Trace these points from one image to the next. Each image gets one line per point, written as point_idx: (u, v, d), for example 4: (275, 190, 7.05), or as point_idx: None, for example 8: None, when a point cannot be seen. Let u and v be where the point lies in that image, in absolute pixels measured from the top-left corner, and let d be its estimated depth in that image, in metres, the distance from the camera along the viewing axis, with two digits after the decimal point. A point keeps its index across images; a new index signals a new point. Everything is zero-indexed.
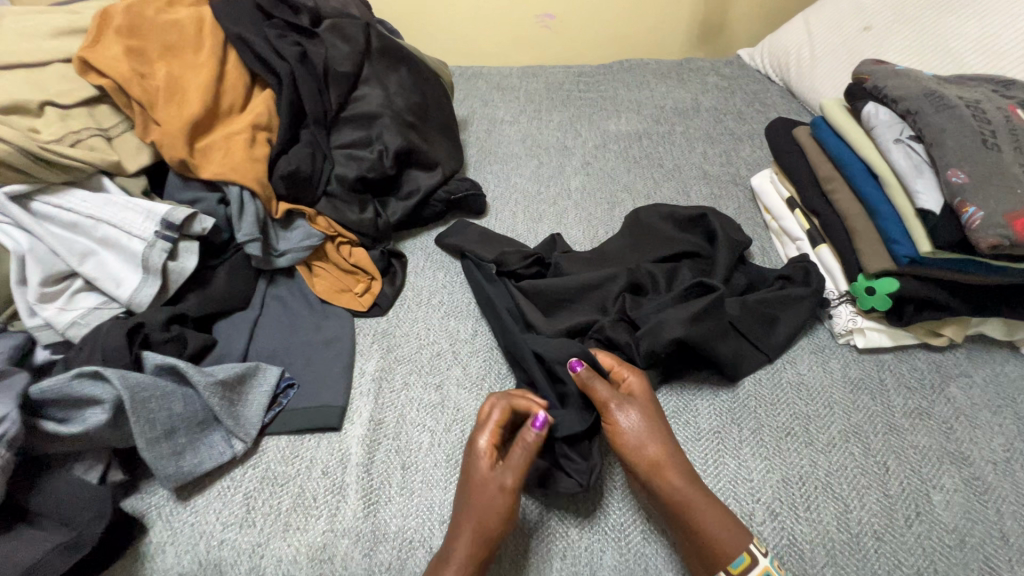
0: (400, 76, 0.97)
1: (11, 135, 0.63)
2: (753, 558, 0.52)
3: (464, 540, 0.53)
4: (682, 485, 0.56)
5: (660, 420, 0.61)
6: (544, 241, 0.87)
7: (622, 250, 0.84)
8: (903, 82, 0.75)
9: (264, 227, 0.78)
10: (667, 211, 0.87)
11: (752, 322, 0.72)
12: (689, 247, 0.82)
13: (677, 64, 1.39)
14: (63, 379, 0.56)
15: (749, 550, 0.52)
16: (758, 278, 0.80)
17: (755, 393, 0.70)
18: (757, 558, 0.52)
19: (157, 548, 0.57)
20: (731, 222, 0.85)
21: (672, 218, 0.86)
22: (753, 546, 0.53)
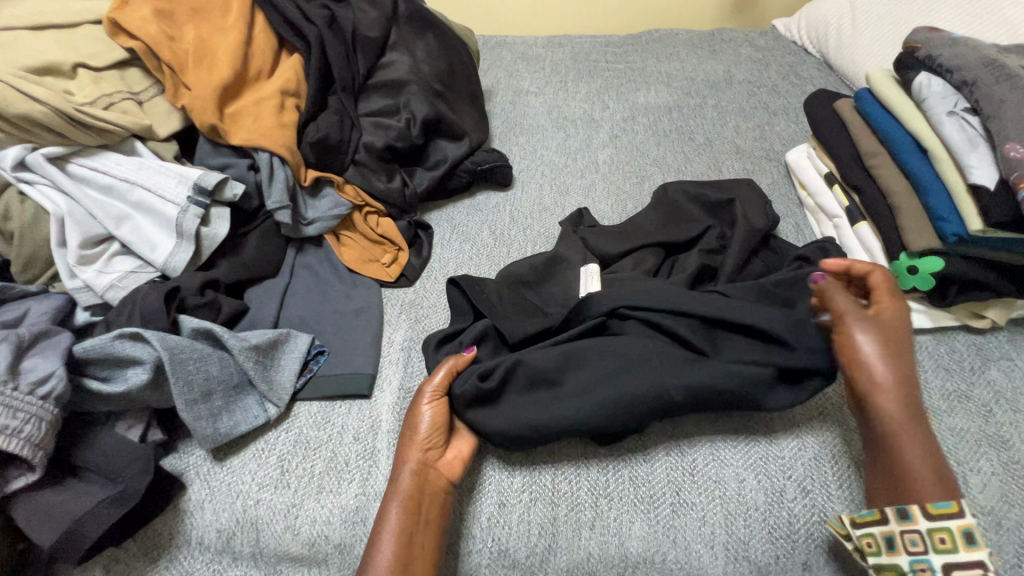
0: (428, 42, 0.95)
1: (46, 97, 0.64)
2: (961, 507, 0.49)
3: (408, 462, 0.59)
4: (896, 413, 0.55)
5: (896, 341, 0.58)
6: (568, 218, 0.85)
7: (645, 222, 0.82)
8: (960, 51, 0.71)
9: (293, 195, 0.78)
10: (695, 186, 0.84)
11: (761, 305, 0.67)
12: (713, 228, 0.78)
13: (709, 34, 1.34)
14: (104, 339, 0.58)
15: (955, 499, 0.50)
16: (776, 262, 0.77)
17: None
18: (964, 511, 0.49)
19: (197, 505, 0.59)
20: (759, 203, 0.81)
21: (699, 193, 0.82)
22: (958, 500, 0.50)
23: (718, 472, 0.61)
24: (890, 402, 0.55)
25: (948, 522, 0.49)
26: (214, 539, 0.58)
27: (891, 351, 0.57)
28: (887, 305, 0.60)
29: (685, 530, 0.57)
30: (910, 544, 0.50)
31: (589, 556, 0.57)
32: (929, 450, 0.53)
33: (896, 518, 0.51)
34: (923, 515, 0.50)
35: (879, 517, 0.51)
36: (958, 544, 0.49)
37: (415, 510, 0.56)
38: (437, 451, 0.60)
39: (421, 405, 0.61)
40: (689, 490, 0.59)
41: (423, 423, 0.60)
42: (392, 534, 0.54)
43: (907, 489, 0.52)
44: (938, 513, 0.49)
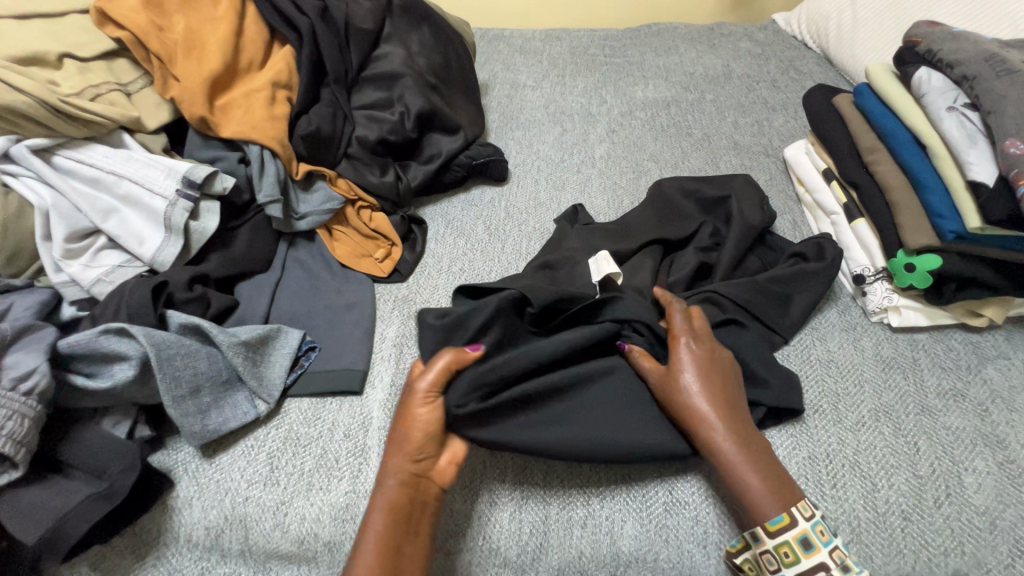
0: (423, 34, 0.93)
1: (30, 87, 0.62)
2: (792, 520, 0.51)
3: (394, 470, 0.54)
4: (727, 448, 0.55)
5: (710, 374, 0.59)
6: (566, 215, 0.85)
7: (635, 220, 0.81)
8: (960, 45, 0.70)
9: (285, 188, 0.77)
10: (690, 183, 0.83)
11: (765, 303, 0.69)
12: (707, 227, 0.78)
13: (708, 28, 1.33)
14: (90, 335, 0.57)
15: (787, 511, 0.52)
16: (770, 260, 0.77)
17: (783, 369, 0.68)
18: (796, 522, 0.51)
19: (185, 502, 0.59)
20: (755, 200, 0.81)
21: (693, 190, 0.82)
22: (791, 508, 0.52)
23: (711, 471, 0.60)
24: (715, 438, 0.55)
25: (786, 536, 0.51)
26: (202, 537, 0.58)
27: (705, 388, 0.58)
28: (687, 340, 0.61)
29: (677, 529, 0.57)
30: (768, 562, 0.52)
31: (581, 555, 0.56)
32: (765, 473, 0.54)
33: (751, 541, 0.52)
34: (765, 533, 0.52)
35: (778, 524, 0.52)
36: (799, 554, 0.51)
37: (404, 518, 0.53)
38: (429, 451, 0.55)
39: (414, 405, 0.56)
40: (682, 489, 0.59)
41: (415, 424, 0.55)
42: (378, 549, 0.51)
43: (745, 501, 0.53)
44: (773, 530, 0.51)
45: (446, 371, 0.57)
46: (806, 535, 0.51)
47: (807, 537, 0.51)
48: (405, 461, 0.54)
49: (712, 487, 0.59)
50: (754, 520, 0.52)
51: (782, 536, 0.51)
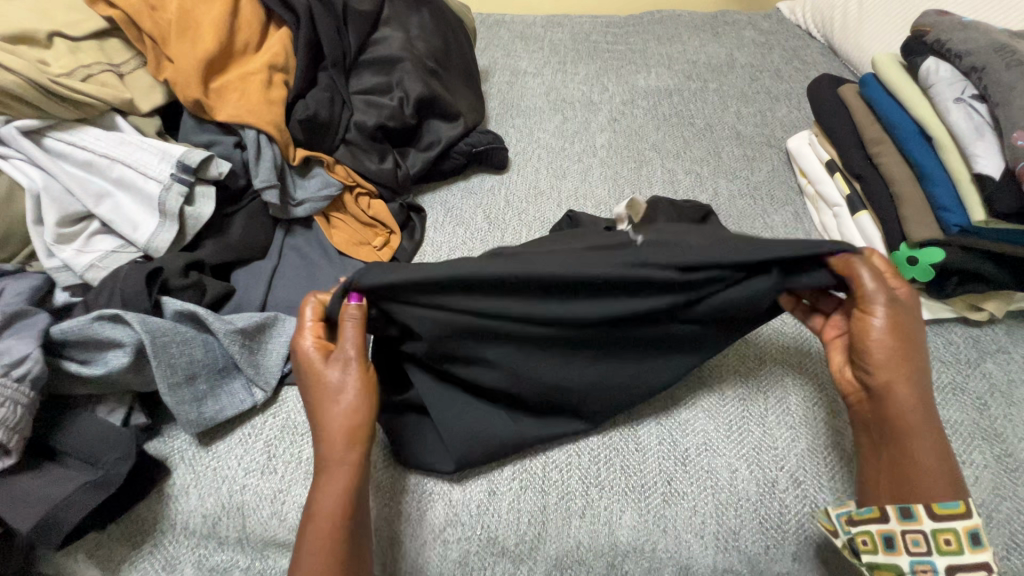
0: (423, 18, 0.91)
1: (20, 67, 0.61)
2: (967, 509, 0.48)
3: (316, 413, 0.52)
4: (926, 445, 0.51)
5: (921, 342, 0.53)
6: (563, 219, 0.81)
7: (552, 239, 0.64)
8: (970, 35, 0.70)
9: (281, 174, 0.76)
10: (686, 204, 0.77)
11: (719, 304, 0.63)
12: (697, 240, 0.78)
13: (712, 16, 1.31)
14: (84, 321, 0.56)
15: (962, 500, 0.48)
16: None
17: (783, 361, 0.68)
18: (971, 512, 0.48)
19: (182, 490, 0.58)
20: None
21: (682, 214, 0.76)
22: (966, 499, 0.49)
23: (710, 462, 0.60)
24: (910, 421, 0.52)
25: (955, 523, 0.48)
26: (199, 524, 0.58)
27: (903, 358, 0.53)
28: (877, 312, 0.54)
29: (676, 519, 0.57)
30: (912, 544, 0.49)
31: (579, 544, 0.56)
32: (941, 452, 0.51)
33: (900, 519, 0.49)
34: (928, 514, 0.48)
35: (964, 511, 0.48)
36: (963, 546, 0.48)
37: (354, 488, 0.51)
38: (360, 413, 0.52)
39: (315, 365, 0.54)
40: (681, 481, 0.59)
41: (337, 398, 0.53)
42: (331, 529, 0.49)
43: (913, 484, 0.50)
44: (943, 513, 0.48)
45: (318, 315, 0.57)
46: (977, 531, 0.48)
47: (976, 532, 0.48)
48: (342, 431, 0.52)
49: (712, 478, 0.59)
50: (916, 498, 0.49)
51: (867, 527, 0.50)
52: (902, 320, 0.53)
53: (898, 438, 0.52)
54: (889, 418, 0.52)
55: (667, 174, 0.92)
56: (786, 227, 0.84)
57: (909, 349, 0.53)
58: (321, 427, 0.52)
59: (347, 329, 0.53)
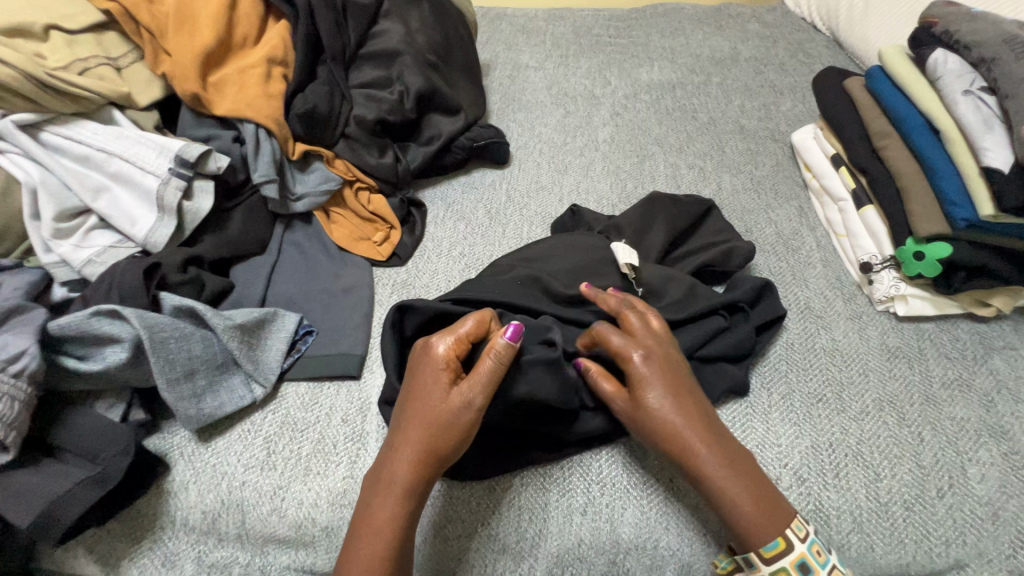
0: (423, 10, 0.90)
1: (16, 60, 0.60)
2: (789, 544, 0.49)
3: (410, 437, 0.50)
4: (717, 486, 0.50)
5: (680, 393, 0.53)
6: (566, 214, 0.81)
7: (552, 250, 0.71)
8: (979, 26, 0.68)
9: (281, 168, 0.75)
10: (683, 201, 0.77)
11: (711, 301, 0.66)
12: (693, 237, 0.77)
13: (715, 9, 1.29)
14: (81, 316, 0.56)
15: (783, 535, 0.49)
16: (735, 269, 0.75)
17: (787, 357, 0.67)
18: (793, 546, 0.49)
19: (181, 486, 0.58)
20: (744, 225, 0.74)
21: (679, 212, 0.76)
22: (787, 532, 0.49)
23: None
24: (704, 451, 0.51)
25: (784, 561, 0.48)
26: (199, 520, 0.58)
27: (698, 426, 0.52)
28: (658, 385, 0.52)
29: (678, 517, 0.56)
30: None
31: (581, 541, 0.56)
32: (749, 483, 0.50)
33: (745, 566, 0.50)
34: (759, 559, 0.49)
35: (786, 547, 0.49)
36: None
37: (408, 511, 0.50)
38: (447, 443, 0.50)
39: (428, 377, 0.52)
40: (683, 478, 0.58)
41: (430, 415, 0.51)
42: (378, 549, 0.48)
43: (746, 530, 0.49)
44: (772, 557, 0.48)
45: (475, 330, 0.54)
46: (803, 560, 0.49)
47: (803, 561, 0.49)
48: (418, 455, 0.50)
49: None
50: (748, 546, 0.49)
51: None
52: (669, 360, 0.54)
53: (690, 481, 0.52)
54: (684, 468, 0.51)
55: (670, 168, 0.91)
56: (790, 222, 0.83)
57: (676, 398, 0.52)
58: (403, 440, 0.51)
59: (486, 362, 0.50)
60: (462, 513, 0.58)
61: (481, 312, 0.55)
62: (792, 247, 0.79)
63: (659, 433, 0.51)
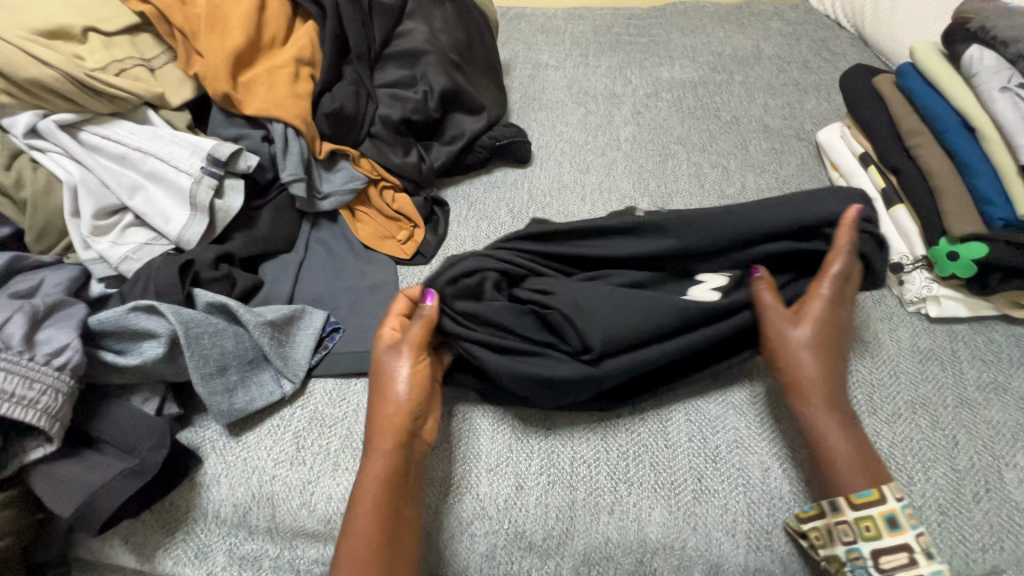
0: (446, 10, 0.91)
1: (56, 61, 0.62)
2: (882, 495, 0.51)
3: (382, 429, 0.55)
4: (829, 425, 0.55)
5: (828, 343, 0.58)
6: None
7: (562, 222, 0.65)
8: (1016, 22, 0.67)
9: (308, 167, 0.76)
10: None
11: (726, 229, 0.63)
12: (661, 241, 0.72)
13: (737, 7, 1.28)
14: (119, 312, 0.57)
15: (878, 487, 0.52)
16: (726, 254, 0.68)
17: None
18: (886, 498, 0.51)
19: (213, 479, 0.59)
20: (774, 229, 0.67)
21: None
22: (881, 486, 0.52)
23: (741, 460, 0.59)
24: (815, 402, 0.57)
25: (871, 510, 0.51)
26: (230, 513, 0.59)
27: (826, 371, 0.57)
28: (814, 324, 0.58)
29: (707, 517, 0.56)
30: (843, 534, 0.52)
31: (608, 540, 0.56)
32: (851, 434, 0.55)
33: (830, 510, 0.52)
34: (849, 506, 0.52)
35: (879, 497, 0.51)
36: (883, 530, 0.51)
37: (393, 478, 0.54)
38: (420, 417, 0.57)
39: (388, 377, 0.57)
40: (712, 478, 0.58)
41: (397, 394, 0.56)
42: (375, 518, 0.52)
43: (835, 471, 0.54)
44: (861, 503, 0.51)
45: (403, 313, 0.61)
46: (893, 515, 0.51)
47: (892, 516, 0.51)
48: (400, 433, 0.55)
49: (741, 476, 0.58)
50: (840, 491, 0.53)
51: (813, 524, 0.53)
52: (841, 314, 0.60)
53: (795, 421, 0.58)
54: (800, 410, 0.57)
55: (693, 167, 0.90)
56: None
57: (830, 345, 0.58)
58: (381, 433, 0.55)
59: (416, 329, 0.57)
60: (487, 509, 0.58)
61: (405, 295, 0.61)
62: None
63: (793, 370, 0.58)
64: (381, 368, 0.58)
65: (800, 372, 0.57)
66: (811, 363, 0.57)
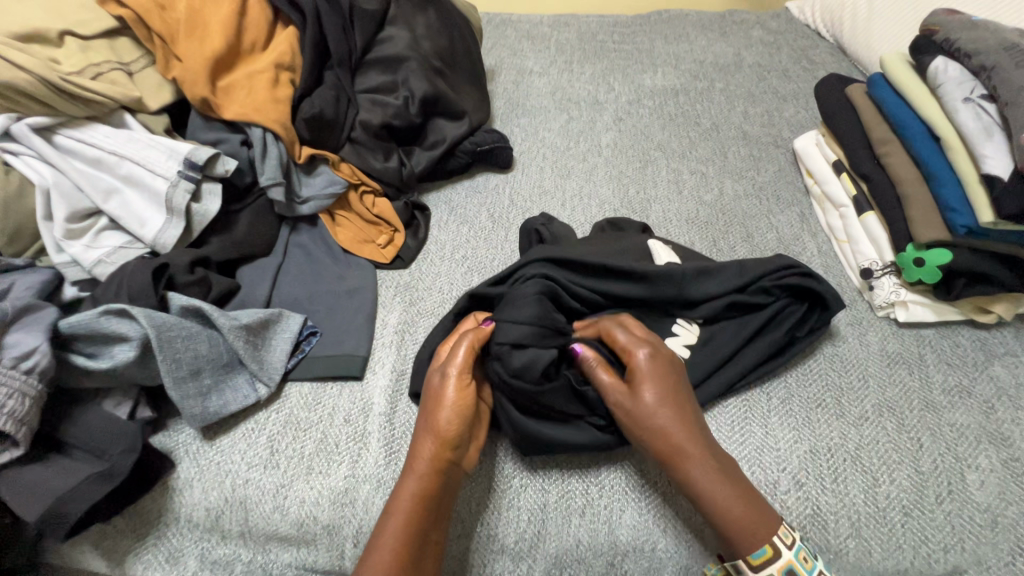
0: (429, 17, 0.92)
1: (30, 64, 0.62)
2: (776, 551, 0.50)
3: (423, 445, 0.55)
4: (698, 476, 0.52)
5: (674, 386, 0.56)
6: (523, 232, 0.77)
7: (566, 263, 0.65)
8: (980, 34, 0.69)
9: (287, 172, 0.76)
10: (619, 218, 0.78)
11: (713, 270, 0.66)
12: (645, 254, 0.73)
13: (720, 16, 1.30)
14: (91, 315, 0.57)
15: (772, 543, 0.50)
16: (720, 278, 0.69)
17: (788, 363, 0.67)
18: (779, 552, 0.50)
19: (185, 483, 0.59)
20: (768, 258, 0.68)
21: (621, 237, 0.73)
22: (776, 539, 0.50)
23: None
24: (693, 464, 0.52)
25: (771, 568, 0.50)
26: (203, 517, 0.59)
27: (676, 417, 0.54)
28: (652, 383, 0.55)
29: (677, 520, 0.57)
30: None
31: (579, 544, 0.57)
32: (729, 487, 0.52)
33: (737, 573, 0.52)
34: (748, 566, 0.51)
35: (773, 552, 0.50)
36: None
37: (426, 503, 0.53)
38: (462, 444, 0.56)
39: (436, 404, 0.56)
40: None
41: (440, 419, 0.55)
42: (400, 543, 0.51)
43: (735, 533, 0.50)
44: (758, 564, 0.50)
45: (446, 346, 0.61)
46: (791, 566, 0.50)
47: (791, 568, 0.50)
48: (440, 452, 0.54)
49: None
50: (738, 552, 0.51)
51: (767, 570, 0.50)
52: (667, 365, 0.57)
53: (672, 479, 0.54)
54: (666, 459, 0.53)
55: (672, 173, 0.91)
56: (791, 228, 0.83)
57: (674, 393, 0.56)
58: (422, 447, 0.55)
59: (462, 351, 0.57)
60: (461, 513, 0.58)
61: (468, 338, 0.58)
62: (793, 253, 0.80)
63: (649, 427, 0.54)
64: (431, 390, 0.57)
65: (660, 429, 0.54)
66: (651, 398, 0.55)
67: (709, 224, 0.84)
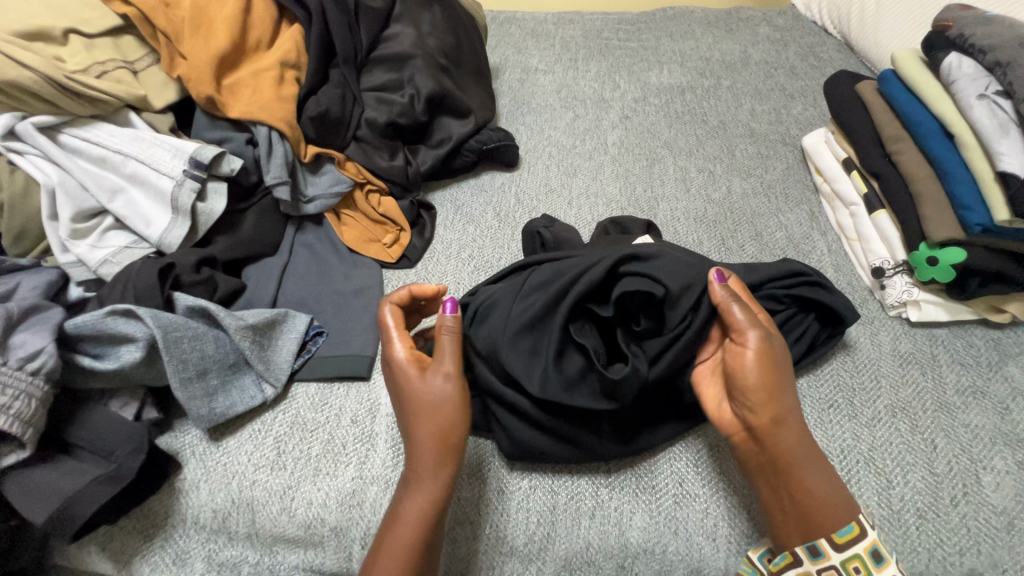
0: (434, 14, 0.91)
1: (35, 63, 0.62)
2: (863, 529, 0.49)
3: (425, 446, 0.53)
4: (813, 475, 0.51)
5: (782, 373, 0.55)
6: (526, 233, 0.76)
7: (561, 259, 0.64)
8: (994, 30, 0.68)
9: (293, 170, 0.76)
10: (622, 217, 0.77)
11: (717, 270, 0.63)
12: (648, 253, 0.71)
13: (726, 13, 1.29)
14: (97, 316, 0.56)
15: (856, 519, 0.50)
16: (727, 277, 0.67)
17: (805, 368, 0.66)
18: (866, 530, 0.49)
19: (192, 484, 0.59)
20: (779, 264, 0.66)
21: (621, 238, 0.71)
22: (860, 517, 0.50)
23: (723, 463, 0.59)
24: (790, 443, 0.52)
25: (857, 548, 0.49)
26: (210, 519, 0.58)
27: (782, 407, 0.53)
28: (764, 368, 0.54)
29: (687, 521, 0.56)
30: None
31: (589, 544, 0.56)
32: (819, 470, 0.52)
33: (810, 556, 0.50)
34: (832, 546, 0.49)
35: (859, 531, 0.49)
36: (869, 567, 0.49)
37: (438, 507, 0.51)
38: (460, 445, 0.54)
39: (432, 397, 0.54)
40: (693, 481, 0.58)
41: (443, 415, 0.53)
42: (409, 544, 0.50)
43: (818, 518, 0.50)
44: (844, 542, 0.49)
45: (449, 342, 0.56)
46: (876, 547, 0.49)
47: (876, 549, 0.49)
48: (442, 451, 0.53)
49: (723, 477, 0.58)
50: (823, 531, 0.50)
51: (853, 548, 0.49)
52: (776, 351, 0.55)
53: (768, 468, 0.53)
54: (777, 457, 0.52)
55: (679, 171, 0.91)
56: (801, 227, 0.82)
57: (776, 381, 0.54)
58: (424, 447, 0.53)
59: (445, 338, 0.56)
60: (468, 512, 0.58)
61: (445, 322, 0.57)
62: (802, 252, 0.79)
63: (777, 411, 0.53)
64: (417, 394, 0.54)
65: (780, 416, 0.53)
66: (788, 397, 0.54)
67: (717, 223, 0.83)
